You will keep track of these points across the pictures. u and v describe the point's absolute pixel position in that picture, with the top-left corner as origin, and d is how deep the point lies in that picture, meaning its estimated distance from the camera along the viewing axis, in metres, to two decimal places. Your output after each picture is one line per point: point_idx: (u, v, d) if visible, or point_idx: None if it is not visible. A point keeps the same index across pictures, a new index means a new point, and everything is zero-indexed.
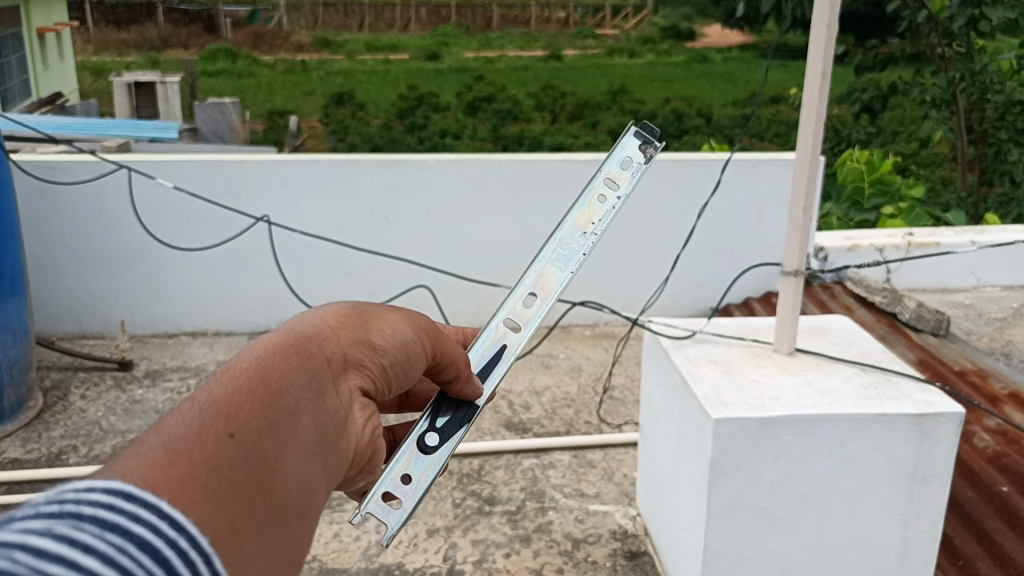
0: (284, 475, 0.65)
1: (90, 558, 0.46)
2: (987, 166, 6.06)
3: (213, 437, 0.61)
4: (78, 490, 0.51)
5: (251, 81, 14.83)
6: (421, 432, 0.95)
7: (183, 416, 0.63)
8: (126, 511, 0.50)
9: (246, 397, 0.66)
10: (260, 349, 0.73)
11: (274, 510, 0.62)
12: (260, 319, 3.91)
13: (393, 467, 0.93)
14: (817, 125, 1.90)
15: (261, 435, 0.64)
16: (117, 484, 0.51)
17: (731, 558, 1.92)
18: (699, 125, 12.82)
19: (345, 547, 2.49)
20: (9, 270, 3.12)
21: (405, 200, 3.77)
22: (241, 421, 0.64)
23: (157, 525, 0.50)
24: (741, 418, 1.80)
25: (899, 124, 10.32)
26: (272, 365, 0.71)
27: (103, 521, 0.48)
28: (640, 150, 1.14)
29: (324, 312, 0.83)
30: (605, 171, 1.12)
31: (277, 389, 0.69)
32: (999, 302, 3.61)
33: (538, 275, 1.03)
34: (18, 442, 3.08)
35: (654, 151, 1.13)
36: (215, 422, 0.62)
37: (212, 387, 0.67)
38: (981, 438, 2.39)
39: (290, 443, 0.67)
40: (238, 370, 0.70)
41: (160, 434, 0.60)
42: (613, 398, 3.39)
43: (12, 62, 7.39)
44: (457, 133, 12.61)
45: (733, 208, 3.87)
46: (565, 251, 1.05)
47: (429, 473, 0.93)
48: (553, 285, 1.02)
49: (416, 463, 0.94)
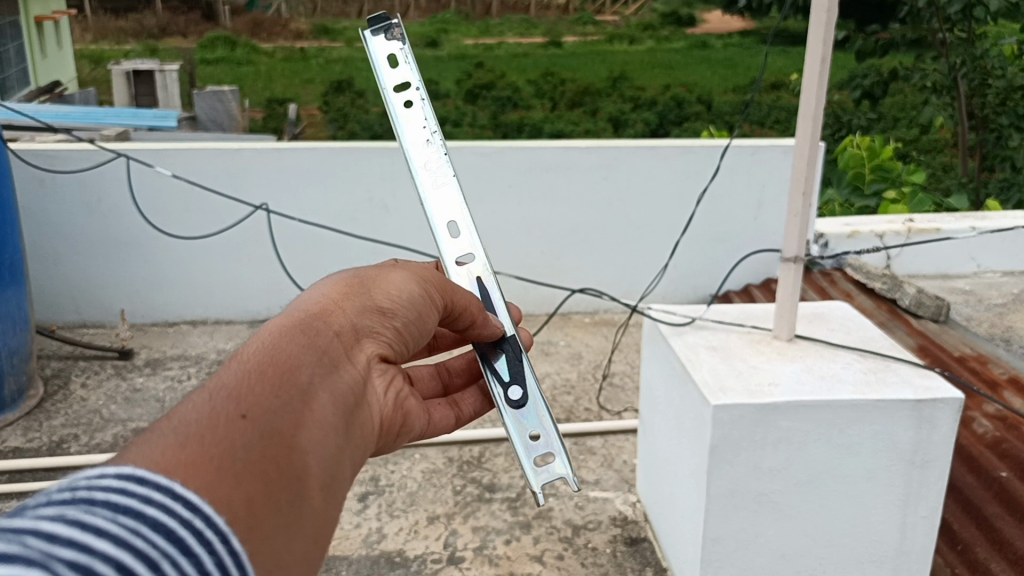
0: (302, 450, 0.66)
1: (102, 542, 0.46)
2: (988, 151, 6.05)
3: (226, 418, 0.62)
4: (91, 476, 0.51)
5: (249, 69, 14.78)
6: (502, 396, 1.02)
7: (196, 401, 0.63)
8: (139, 494, 0.50)
9: (257, 379, 0.67)
10: (265, 332, 0.75)
11: (293, 486, 0.63)
12: (259, 307, 3.92)
13: (517, 436, 1.00)
14: (817, 109, 1.89)
15: (273, 412, 0.65)
16: (129, 471, 0.52)
17: (730, 544, 1.94)
18: (699, 111, 12.76)
19: (346, 535, 2.50)
20: (8, 259, 3.11)
21: (404, 187, 3.76)
22: (253, 400, 0.65)
23: (170, 506, 0.50)
24: (740, 405, 1.80)
25: (901, 111, 10.28)
26: (279, 349, 0.73)
27: (115, 505, 0.49)
28: (391, 38, 1.09)
29: (325, 292, 0.87)
30: (384, 81, 1.07)
31: (287, 370, 0.70)
32: (999, 288, 3.61)
33: (436, 206, 1.07)
34: (19, 431, 3.08)
35: (402, 29, 1.09)
36: (227, 403, 0.63)
37: (222, 372, 0.68)
38: (980, 424, 2.39)
39: (304, 418, 0.68)
40: (246, 357, 0.70)
41: (173, 421, 0.60)
42: (613, 385, 3.40)
43: (9, 50, 7.36)
44: (457, 120, 12.56)
45: (733, 194, 3.86)
46: (437, 168, 1.08)
47: (543, 413, 1.01)
48: (461, 202, 1.07)
49: (525, 417, 1.01)
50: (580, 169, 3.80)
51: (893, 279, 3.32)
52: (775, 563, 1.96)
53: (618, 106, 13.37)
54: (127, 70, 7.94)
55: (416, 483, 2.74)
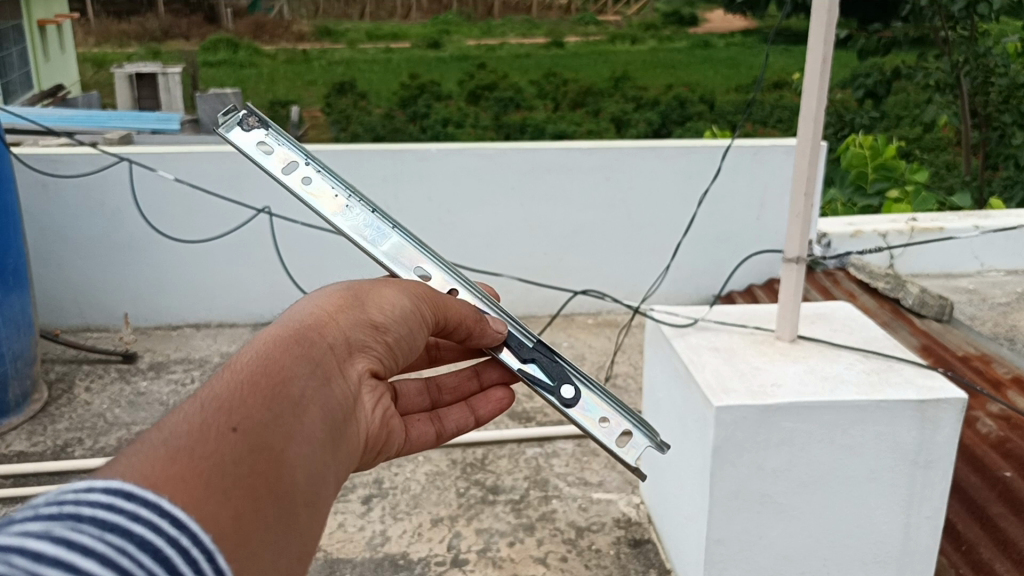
0: (291, 465, 0.66)
1: (88, 561, 0.46)
2: (992, 150, 6.04)
3: (216, 432, 0.62)
4: (79, 490, 0.51)
5: (252, 71, 14.79)
6: (560, 400, 1.10)
7: (186, 413, 0.63)
8: (126, 511, 0.50)
9: (250, 389, 0.67)
10: (258, 342, 0.75)
11: (281, 502, 0.63)
12: (261, 310, 3.92)
13: (591, 429, 1.09)
14: (818, 110, 1.89)
15: (264, 427, 0.65)
16: (117, 484, 0.52)
17: (734, 545, 1.93)
18: (702, 111, 12.75)
19: (350, 537, 2.50)
20: (11, 264, 3.11)
21: (406, 190, 3.76)
22: (244, 414, 0.64)
23: (156, 524, 0.50)
24: (743, 405, 1.80)
25: (904, 109, 10.29)
26: (273, 359, 0.73)
27: (102, 521, 0.49)
28: (249, 128, 1.15)
29: (318, 302, 0.87)
30: (270, 168, 1.13)
31: (280, 381, 0.70)
32: (1003, 287, 3.60)
33: (405, 258, 1.16)
34: (24, 435, 3.09)
35: (254, 118, 1.16)
36: (217, 416, 0.63)
37: (213, 382, 0.68)
38: (984, 423, 2.39)
39: (295, 434, 0.68)
40: (240, 366, 0.70)
41: (163, 432, 0.60)
42: (616, 387, 3.39)
43: (13, 54, 7.36)
44: (459, 121, 12.55)
45: (735, 195, 3.86)
46: (372, 226, 1.15)
47: (597, 399, 1.11)
48: (409, 248, 1.17)
49: (587, 409, 1.10)
50: (582, 170, 3.80)
51: (896, 278, 3.31)
52: (779, 564, 1.95)
53: (621, 106, 13.36)
54: (130, 73, 7.94)
55: (420, 485, 2.74)
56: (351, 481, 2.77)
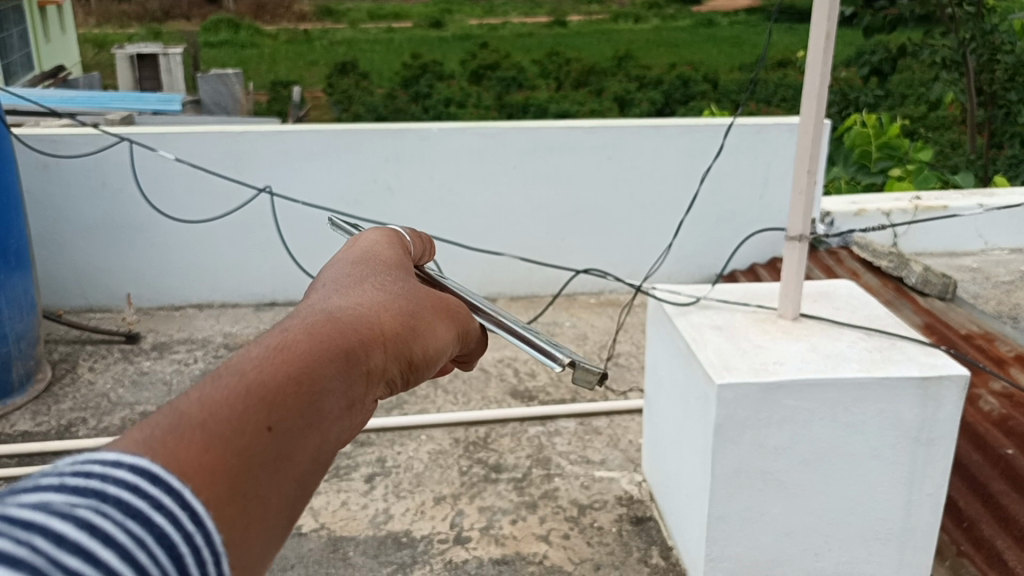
0: (307, 481, 0.59)
1: (108, 552, 0.42)
2: (997, 128, 6.14)
3: (253, 427, 0.56)
4: (107, 462, 0.46)
5: (253, 51, 14.76)
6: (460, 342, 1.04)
7: (228, 389, 0.57)
8: (151, 497, 0.45)
9: (295, 382, 0.60)
10: (307, 326, 0.67)
11: (285, 518, 0.57)
12: (263, 290, 3.92)
13: None
14: (821, 88, 1.88)
15: (297, 435, 0.59)
16: (145, 462, 0.47)
17: (735, 523, 1.94)
18: (705, 90, 12.62)
19: (352, 515, 2.51)
20: (13, 244, 3.10)
21: (407, 169, 3.75)
22: (284, 412, 0.58)
23: (177, 516, 0.46)
24: (744, 383, 1.80)
25: (910, 87, 10.28)
26: (324, 353, 0.65)
27: (126, 506, 0.44)
28: None
29: (374, 301, 0.77)
30: None
31: (322, 383, 0.63)
32: (1006, 265, 3.61)
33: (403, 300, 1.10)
34: (28, 415, 3.09)
35: None
36: (259, 407, 0.57)
37: (263, 359, 0.61)
38: (986, 401, 2.38)
39: (317, 452, 0.60)
40: (292, 348, 0.63)
41: (202, 410, 0.54)
42: (618, 365, 3.40)
43: (13, 35, 7.31)
44: (461, 101, 12.56)
45: (739, 172, 3.85)
46: None
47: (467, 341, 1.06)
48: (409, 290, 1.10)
49: None
50: (584, 148, 3.80)
51: (899, 257, 3.29)
52: (780, 541, 1.96)
53: (624, 85, 13.31)
54: (131, 54, 7.90)
55: (422, 464, 2.75)
56: (353, 459, 2.78)
